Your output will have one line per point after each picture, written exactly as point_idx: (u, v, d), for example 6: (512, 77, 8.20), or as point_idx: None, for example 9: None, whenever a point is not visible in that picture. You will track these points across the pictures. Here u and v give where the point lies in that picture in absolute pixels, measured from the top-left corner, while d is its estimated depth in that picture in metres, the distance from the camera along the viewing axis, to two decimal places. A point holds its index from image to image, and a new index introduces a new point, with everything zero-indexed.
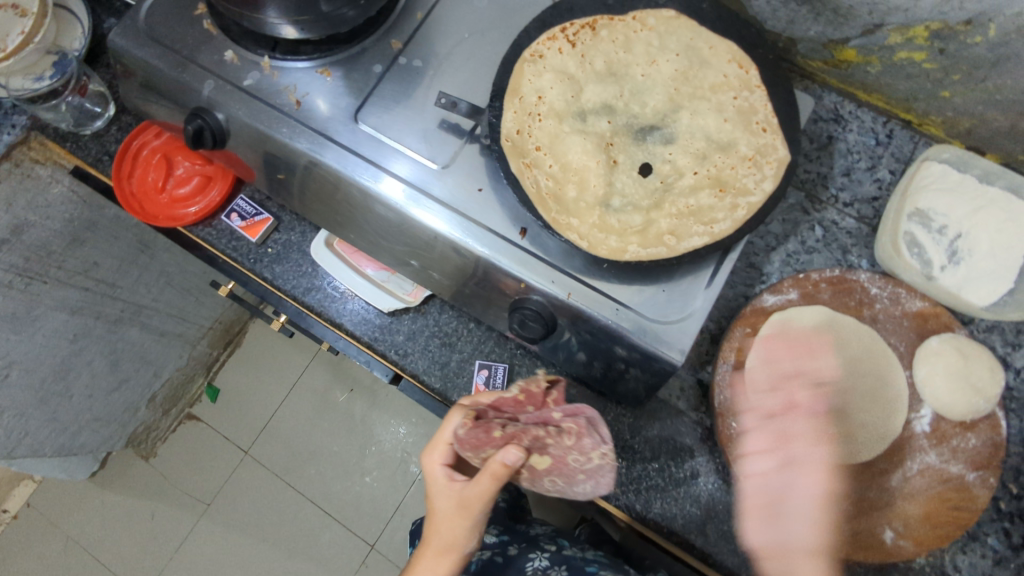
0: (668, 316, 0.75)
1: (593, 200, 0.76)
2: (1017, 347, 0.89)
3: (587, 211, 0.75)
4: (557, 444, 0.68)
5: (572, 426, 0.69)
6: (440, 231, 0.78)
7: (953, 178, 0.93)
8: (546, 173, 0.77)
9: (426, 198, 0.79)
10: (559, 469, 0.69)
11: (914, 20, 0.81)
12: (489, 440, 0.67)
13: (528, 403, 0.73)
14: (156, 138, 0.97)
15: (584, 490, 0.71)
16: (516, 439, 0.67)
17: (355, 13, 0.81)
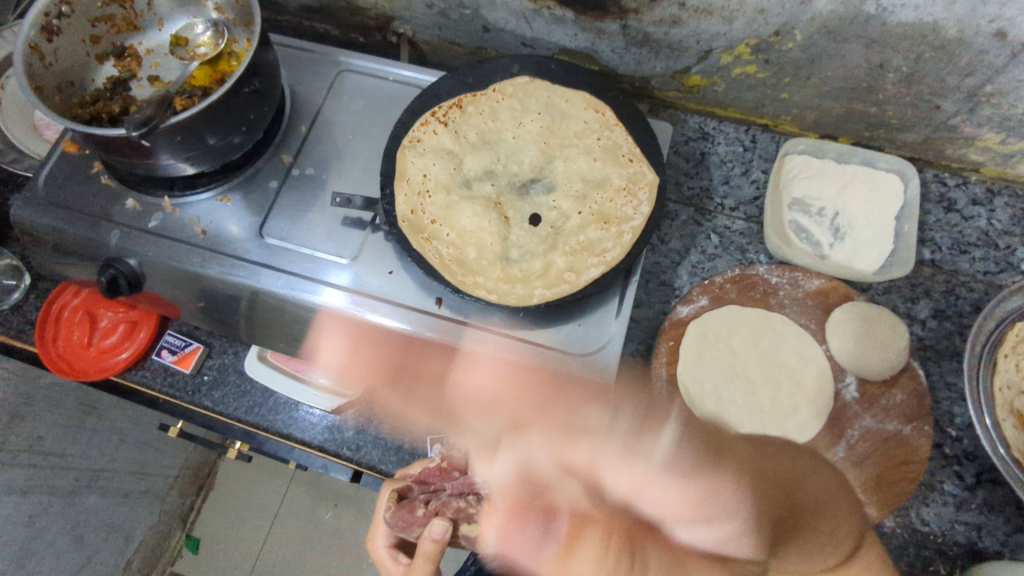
0: (589, 346, 0.80)
1: (494, 256, 0.81)
2: (916, 300, 0.96)
3: (489, 268, 0.80)
4: (478, 511, 0.78)
5: (485, 491, 0.79)
6: (383, 326, 0.82)
7: (816, 165, 1.03)
8: (444, 241, 0.82)
9: (369, 300, 0.83)
10: (487, 535, 0.76)
11: (735, 40, 0.93)
12: (415, 518, 0.79)
13: (451, 470, 0.84)
14: (76, 296, 0.99)
15: (519, 544, 0.80)
16: (440, 513, 0.79)
17: (242, 139, 0.87)
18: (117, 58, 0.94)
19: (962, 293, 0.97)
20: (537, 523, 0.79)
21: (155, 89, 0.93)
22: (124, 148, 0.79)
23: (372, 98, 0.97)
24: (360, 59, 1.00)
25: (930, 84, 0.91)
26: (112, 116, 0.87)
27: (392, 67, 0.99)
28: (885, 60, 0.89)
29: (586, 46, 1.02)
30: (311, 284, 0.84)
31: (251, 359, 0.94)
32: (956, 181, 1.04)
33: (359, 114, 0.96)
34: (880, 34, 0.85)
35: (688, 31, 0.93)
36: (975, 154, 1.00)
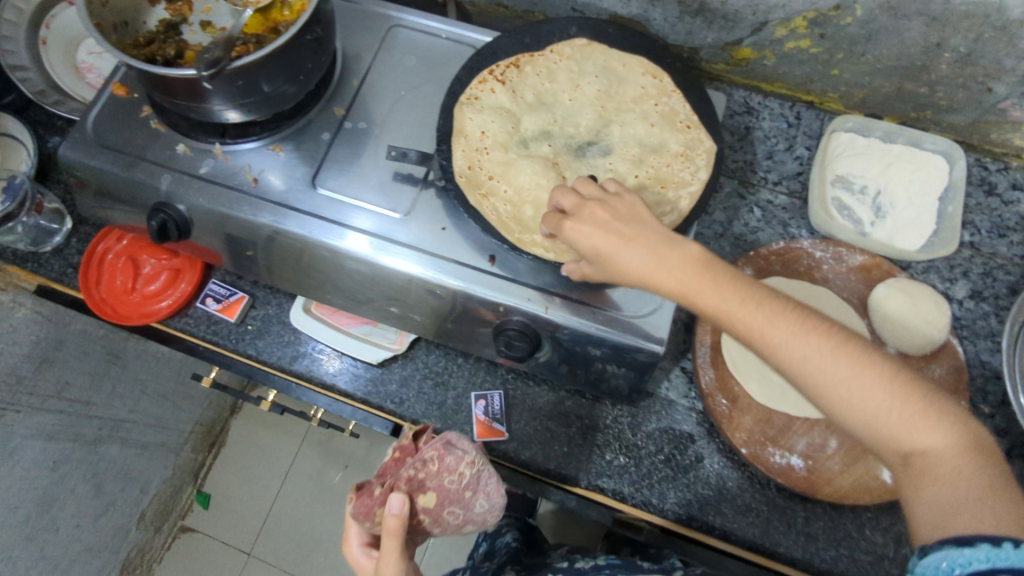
0: (640, 309, 0.79)
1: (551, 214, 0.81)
2: (954, 281, 0.98)
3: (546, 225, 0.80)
4: (429, 476, 0.74)
5: (434, 452, 0.75)
6: (411, 273, 0.82)
7: (862, 143, 1.04)
8: (503, 197, 0.82)
9: (391, 244, 0.83)
10: (451, 494, 0.75)
11: (793, 13, 0.93)
12: (374, 500, 0.75)
13: (405, 455, 0.79)
14: (119, 241, 0.99)
15: (483, 505, 0.77)
16: (395, 488, 0.74)
17: (296, 89, 0.86)
18: (169, 2, 0.92)
19: (1000, 276, 0.98)
20: (492, 477, 0.78)
21: (207, 35, 0.92)
22: (181, 90, 0.79)
23: (425, 54, 0.97)
24: (411, 14, 0.99)
25: (985, 66, 0.91)
26: (166, 59, 0.86)
27: (444, 24, 0.99)
28: (944, 39, 0.89)
29: (638, 14, 1.02)
30: (337, 228, 0.84)
31: (296, 309, 0.95)
32: (998, 166, 1.05)
33: (411, 70, 0.95)
34: (942, 11, 0.84)
35: (746, 1, 0.92)
36: (1019, 140, 1.01)
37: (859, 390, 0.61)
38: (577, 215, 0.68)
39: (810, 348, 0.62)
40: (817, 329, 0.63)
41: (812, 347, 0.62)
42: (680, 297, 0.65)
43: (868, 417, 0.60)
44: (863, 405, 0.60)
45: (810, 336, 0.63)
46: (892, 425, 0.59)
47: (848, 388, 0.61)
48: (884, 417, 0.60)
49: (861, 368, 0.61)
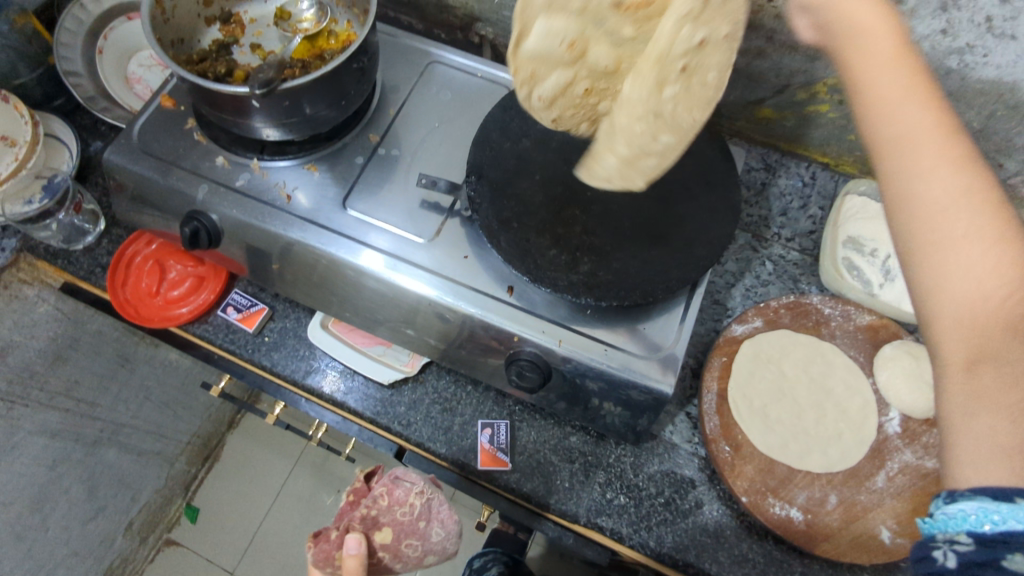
0: (652, 349, 0.82)
1: (572, 246, 0.83)
2: None
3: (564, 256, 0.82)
4: (381, 512, 0.85)
5: (384, 489, 0.86)
6: (426, 295, 0.84)
7: (874, 206, 1.06)
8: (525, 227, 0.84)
9: (403, 264, 0.86)
10: (407, 526, 0.85)
11: (814, 78, 0.97)
12: (332, 544, 0.83)
13: (358, 498, 0.89)
14: (148, 246, 1.02)
15: (436, 532, 0.87)
16: (351, 529, 0.84)
17: (335, 114, 0.90)
18: (223, 24, 0.97)
19: None
20: (441, 504, 0.89)
21: (256, 57, 0.97)
22: (229, 107, 0.83)
23: (459, 91, 1.01)
24: (450, 53, 1.04)
25: (997, 142, 0.94)
26: (216, 76, 0.90)
27: (481, 65, 1.03)
28: (958, 113, 0.93)
29: None
30: (358, 247, 0.87)
31: (314, 325, 0.97)
32: None
33: (446, 105, 1.00)
34: (957, 87, 0.89)
35: (770, 64, 0.98)
36: None
37: (964, 250, 0.52)
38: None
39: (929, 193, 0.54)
40: (962, 190, 0.54)
41: (943, 183, 0.55)
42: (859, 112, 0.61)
43: (964, 289, 0.51)
44: (962, 275, 0.52)
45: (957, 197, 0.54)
46: (980, 294, 0.51)
47: (954, 239, 0.53)
48: (986, 301, 0.50)
49: (987, 233, 0.52)
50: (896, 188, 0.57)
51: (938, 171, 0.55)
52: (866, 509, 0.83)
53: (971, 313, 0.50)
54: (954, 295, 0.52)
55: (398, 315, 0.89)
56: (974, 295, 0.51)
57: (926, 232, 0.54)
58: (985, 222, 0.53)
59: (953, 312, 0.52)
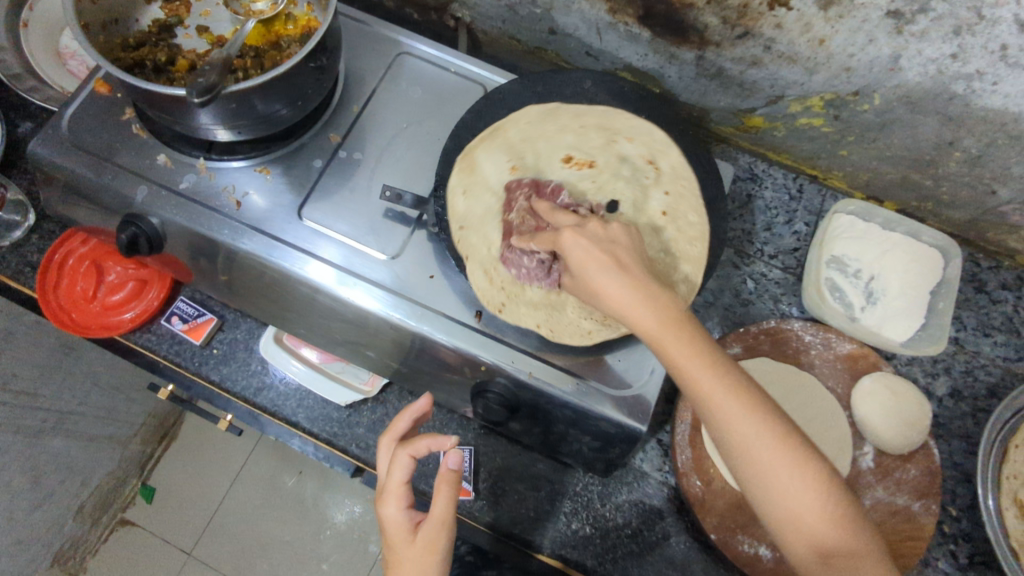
0: (626, 384, 0.76)
1: (546, 301, 0.78)
2: (936, 376, 0.98)
3: (540, 318, 0.77)
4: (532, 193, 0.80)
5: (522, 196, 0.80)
6: (396, 320, 0.78)
7: (858, 227, 1.03)
8: (495, 286, 0.78)
9: (380, 289, 0.79)
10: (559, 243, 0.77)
11: (810, 91, 0.92)
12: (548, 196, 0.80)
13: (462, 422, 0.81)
14: (83, 245, 0.93)
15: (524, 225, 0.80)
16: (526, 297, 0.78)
17: (290, 112, 0.81)
18: (165, 1, 0.87)
19: (981, 376, 0.99)
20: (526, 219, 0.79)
21: (203, 41, 0.87)
22: (167, 105, 0.73)
23: (431, 87, 0.93)
24: (422, 44, 0.95)
25: (993, 170, 0.90)
26: (155, 65, 0.80)
27: (456, 58, 0.94)
28: (956, 138, 0.88)
29: (653, 68, 1.01)
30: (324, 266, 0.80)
31: (267, 338, 0.91)
32: (990, 263, 1.06)
33: (415, 102, 0.91)
34: (958, 113, 0.84)
35: (765, 73, 0.92)
36: (1014, 242, 1.01)
37: (781, 477, 0.58)
38: (576, 227, 0.66)
39: (784, 489, 0.57)
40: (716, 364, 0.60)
41: (777, 453, 0.58)
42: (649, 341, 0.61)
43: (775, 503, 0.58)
44: (789, 504, 0.58)
45: (767, 439, 0.58)
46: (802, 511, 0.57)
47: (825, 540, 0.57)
48: (802, 522, 0.57)
49: (803, 481, 0.58)
50: (684, 384, 0.60)
51: (792, 466, 0.58)
52: None
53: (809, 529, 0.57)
54: (787, 514, 0.58)
55: (357, 335, 0.84)
56: (795, 512, 0.57)
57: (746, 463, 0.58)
58: (823, 484, 0.58)
59: (785, 516, 0.58)
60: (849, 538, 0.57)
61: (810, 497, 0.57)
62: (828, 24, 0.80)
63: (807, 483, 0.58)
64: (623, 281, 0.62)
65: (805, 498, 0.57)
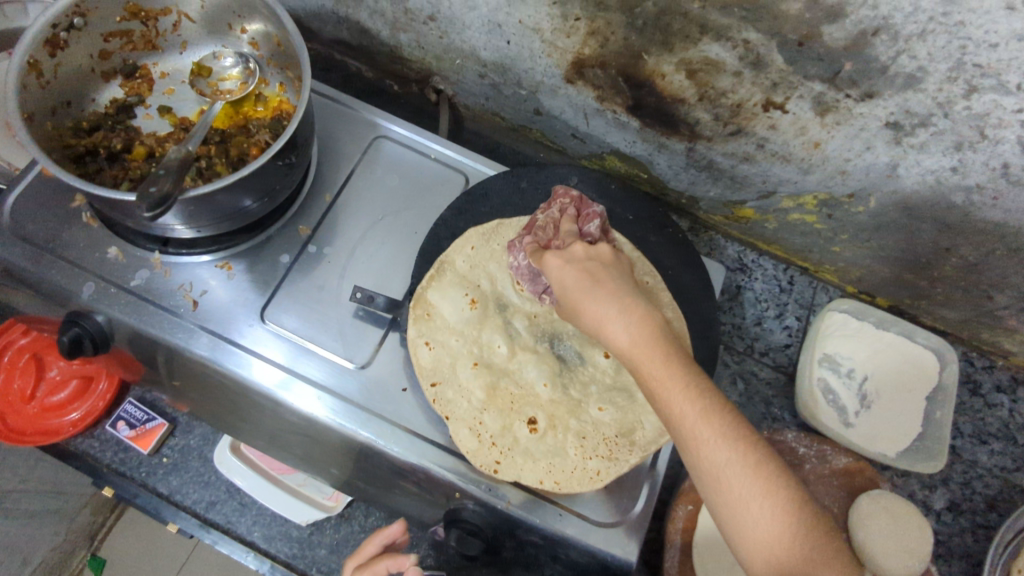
0: (613, 516, 0.70)
1: (542, 451, 0.69)
2: (933, 488, 0.94)
3: (542, 472, 0.68)
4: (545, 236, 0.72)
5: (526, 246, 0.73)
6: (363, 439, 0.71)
7: (853, 325, 0.98)
8: (485, 445, 0.69)
9: (346, 403, 0.73)
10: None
11: (803, 189, 0.89)
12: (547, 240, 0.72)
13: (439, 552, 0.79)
14: (24, 336, 0.85)
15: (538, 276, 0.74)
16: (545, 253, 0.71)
17: (257, 206, 0.75)
18: (126, 78, 0.82)
19: (979, 488, 0.94)
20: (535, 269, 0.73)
21: (165, 122, 0.81)
22: (120, 206, 0.66)
23: (408, 175, 0.88)
24: (400, 126, 0.90)
25: (990, 276, 0.87)
26: (110, 152, 0.75)
27: (435, 143, 0.90)
28: (953, 245, 0.85)
29: (642, 155, 0.98)
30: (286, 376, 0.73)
31: (221, 447, 0.85)
32: (985, 363, 1.02)
33: (391, 191, 0.86)
34: (957, 221, 0.81)
35: (757, 169, 0.88)
36: (1010, 344, 0.98)
37: (750, 509, 0.50)
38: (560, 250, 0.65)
39: (749, 518, 0.50)
40: (694, 381, 0.54)
41: (745, 477, 0.51)
42: (624, 352, 0.57)
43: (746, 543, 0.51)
44: (757, 534, 0.50)
45: (738, 458, 0.51)
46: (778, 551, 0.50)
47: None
48: (772, 555, 0.50)
49: (781, 520, 0.50)
50: (658, 405, 0.55)
51: (762, 489, 0.51)
52: None
53: (780, 563, 0.49)
54: (754, 547, 0.50)
55: (320, 447, 0.77)
56: (762, 541, 0.50)
57: (714, 484, 0.52)
58: (799, 518, 0.50)
59: (755, 550, 0.50)
60: (829, 574, 0.48)
61: (780, 522, 0.50)
62: (824, 129, 0.77)
63: (780, 509, 0.50)
64: (602, 295, 0.59)
65: (775, 526, 0.50)
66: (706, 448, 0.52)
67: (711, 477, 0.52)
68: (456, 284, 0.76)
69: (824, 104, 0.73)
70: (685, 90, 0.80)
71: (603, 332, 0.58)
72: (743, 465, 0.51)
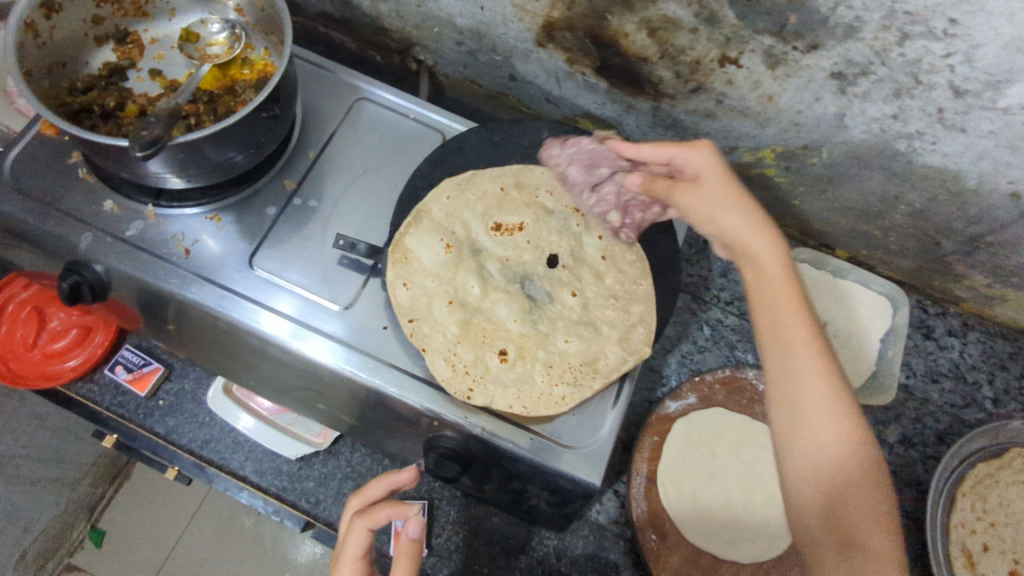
0: (581, 440, 0.75)
1: (511, 379, 0.75)
2: (887, 423, 1.00)
3: (511, 398, 0.73)
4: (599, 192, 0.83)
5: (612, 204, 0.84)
6: (346, 374, 0.76)
7: (811, 274, 1.05)
8: (458, 373, 0.74)
9: (328, 340, 0.77)
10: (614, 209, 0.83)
11: (762, 144, 0.94)
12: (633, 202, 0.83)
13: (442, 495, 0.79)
14: (25, 289, 0.91)
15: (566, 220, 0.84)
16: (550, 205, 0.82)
17: (245, 159, 0.80)
18: (118, 43, 0.86)
19: (929, 422, 1.01)
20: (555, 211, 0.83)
21: (155, 84, 0.85)
22: (114, 153, 0.71)
23: (389, 134, 0.92)
24: (380, 90, 0.95)
25: (937, 223, 0.93)
26: (103, 110, 0.79)
27: (414, 105, 0.95)
28: (901, 193, 0.91)
29: (612, 116, 1.03)
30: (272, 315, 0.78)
31: (215, 389, 0.91)
32: (937, 310, 1.09)
33: (372, 149, 0.91)
34: (903, 169, 0.86)
35: (719, 126, 0.94)
36: (960, 290, 1.04)
37: (816, 389, 0.60)
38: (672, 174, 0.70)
39: (814, 413, 0.59)
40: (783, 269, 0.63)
41: (818, 375, 0.60)
42: (731, 231, 0.65)
43: (806, 458, 0.58)
44: (808, 434, 0.59)
45: (812, 361, 0.60)
46: (846, 466, 0.58)
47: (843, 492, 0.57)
48: (823, 452, 0.58)
49: (856, 441, 0.58)
50: (750, 275, 0.64)
51: (835, 390, 0.59)
52: None
53: (822, 462, 0.58)
54: (806, 445, 0.59)
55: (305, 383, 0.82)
56: (815, 440, 0.58)
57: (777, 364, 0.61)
58: (852, 428, 0.59)
59: (807, 448, 0.59)
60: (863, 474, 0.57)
61: (836, 425, 0.58)
62: (777, 83, 0.82)
63: (842, 419, 0.59)
64: (728, 189, 0.67)
65: (828, 427, 0.58)
66: (767, 327, 0.62)
67: (780, 349, 0.61)
68: (431, 229, 0.81)
69: (775, 58, 0.78)
70: (648, 49, 0.85)
71: (720, 212, 0.65)
72: (817, 357, 0.61)
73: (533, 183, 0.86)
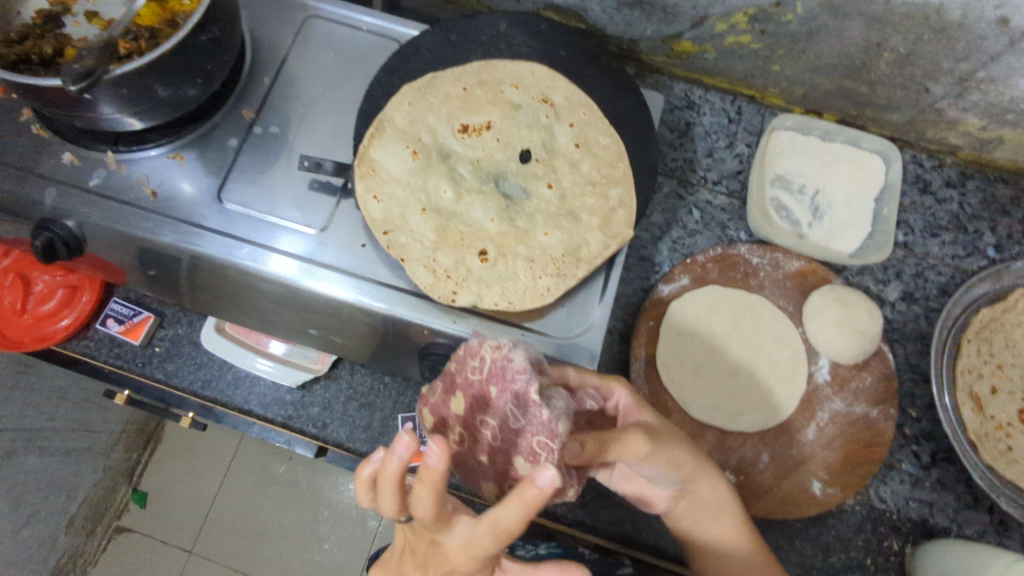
0: (570, 330, 0.75)
1: (494, 277, 0.74)
2: (887, 282, 0.99)
3: (496, 296, 0.73)
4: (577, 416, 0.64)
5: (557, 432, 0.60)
6: (338, 297, 0.75)
7: (800, 141, 1.02)
8: (441, 279, 0.73)
9: (314, 266, 0.76)
10: (499, 376, 0.60)
11: (733, 8, 0.88)
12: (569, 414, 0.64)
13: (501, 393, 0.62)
14: (4, 258, 0.92)
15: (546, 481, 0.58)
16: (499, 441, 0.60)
17: (197, 92, 0.78)
18: None
19: (930, 276, 0.99)
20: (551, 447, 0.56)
21: (94, 27, 0.82)
22: (58, 98, 0.68)
23: (343, 49, 0.89)
24: (329, 4, 0.91)
25: (924, 66, 0.89)
26: (42, 58, 0.76)
27: (364, 15, 0.91)
28: (884, 38, 0.86)
29: (575, 3, 0.97)
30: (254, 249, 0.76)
31: (208, 330, 0.91)
32: (933, 163, 1.05)
33: (327, 66, 0.88)
34: (883, 12, 0.81)
35: None
36: (954, 138, 1.01)
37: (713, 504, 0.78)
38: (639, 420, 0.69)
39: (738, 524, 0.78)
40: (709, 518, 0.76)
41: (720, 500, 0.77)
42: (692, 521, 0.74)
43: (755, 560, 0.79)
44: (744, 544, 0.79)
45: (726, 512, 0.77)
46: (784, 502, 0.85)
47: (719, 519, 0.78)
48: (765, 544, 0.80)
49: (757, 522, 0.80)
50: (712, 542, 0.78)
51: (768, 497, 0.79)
52: (797, 463, 0.87)
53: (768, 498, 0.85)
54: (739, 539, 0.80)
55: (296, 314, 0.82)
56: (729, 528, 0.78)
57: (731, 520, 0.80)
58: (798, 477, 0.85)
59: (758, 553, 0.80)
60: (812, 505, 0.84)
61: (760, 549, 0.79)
62: None
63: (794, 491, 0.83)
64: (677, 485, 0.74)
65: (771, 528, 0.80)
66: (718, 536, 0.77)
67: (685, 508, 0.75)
68: (397, 138, 0.78)
69: None
70: None
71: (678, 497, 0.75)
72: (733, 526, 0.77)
73: (497, 78, 0.82)
